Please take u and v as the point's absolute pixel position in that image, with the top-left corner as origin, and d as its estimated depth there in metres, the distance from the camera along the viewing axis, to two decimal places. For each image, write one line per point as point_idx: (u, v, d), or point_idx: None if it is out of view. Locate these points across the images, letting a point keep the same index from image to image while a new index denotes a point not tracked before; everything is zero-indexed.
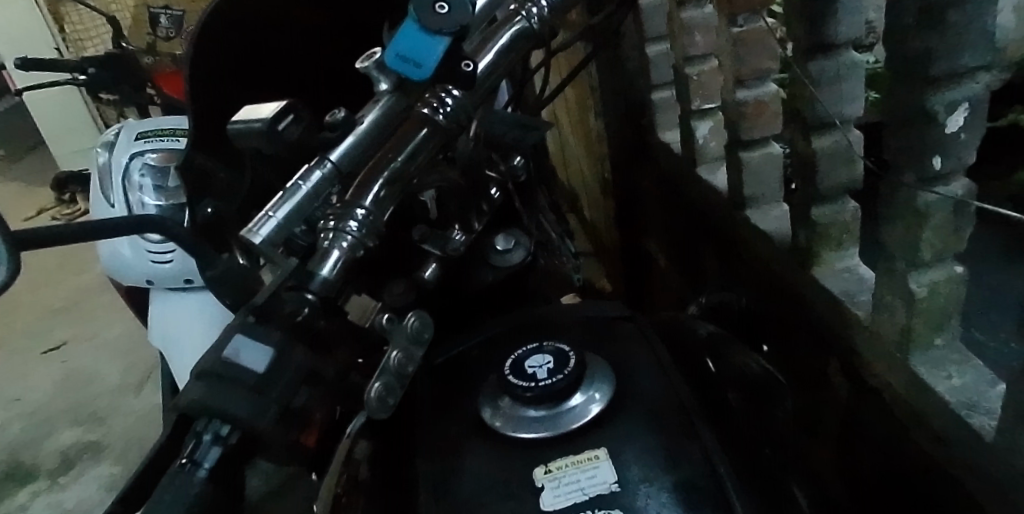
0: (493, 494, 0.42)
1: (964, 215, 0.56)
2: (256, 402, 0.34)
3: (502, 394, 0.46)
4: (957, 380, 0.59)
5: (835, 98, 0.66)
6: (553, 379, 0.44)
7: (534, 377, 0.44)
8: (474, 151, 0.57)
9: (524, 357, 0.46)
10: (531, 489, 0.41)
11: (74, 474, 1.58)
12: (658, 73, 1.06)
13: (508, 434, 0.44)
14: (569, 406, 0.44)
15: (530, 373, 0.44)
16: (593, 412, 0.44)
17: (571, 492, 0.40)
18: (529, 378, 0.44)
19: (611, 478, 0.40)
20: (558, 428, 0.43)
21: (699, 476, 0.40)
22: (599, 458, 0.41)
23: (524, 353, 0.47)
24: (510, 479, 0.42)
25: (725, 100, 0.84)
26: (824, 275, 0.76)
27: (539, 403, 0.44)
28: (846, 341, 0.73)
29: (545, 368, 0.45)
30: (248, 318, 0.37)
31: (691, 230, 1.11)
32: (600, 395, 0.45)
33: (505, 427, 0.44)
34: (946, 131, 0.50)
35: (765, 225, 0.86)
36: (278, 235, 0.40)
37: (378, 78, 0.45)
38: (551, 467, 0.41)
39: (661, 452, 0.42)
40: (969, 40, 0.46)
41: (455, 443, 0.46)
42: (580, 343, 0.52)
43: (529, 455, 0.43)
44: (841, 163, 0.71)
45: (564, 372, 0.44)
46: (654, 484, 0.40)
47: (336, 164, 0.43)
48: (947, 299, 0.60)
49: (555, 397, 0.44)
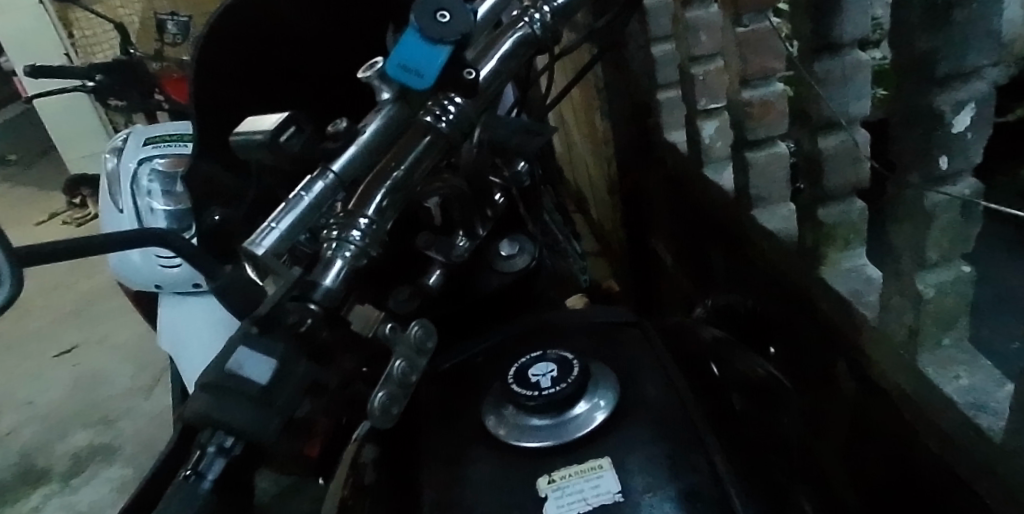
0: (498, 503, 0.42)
1: (973, 216, 0.55)
2: (261, 413, 0.34)
3: (506, 402, 0.46)
4: (964, 380, 0.60)
5: (841, 97, 0.66)
6: (557, 387, 0.43)
7: (537, 386, 0.44)
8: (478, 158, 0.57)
9: (528, 365, 0.46)
10: (535, 498, 0.41)
11: (85, 477, 1.59)
12: (664, 73, 1.06)
13: (512, 443, 0.44)
14: (573, 414, 0.44)
15: (534, 382, 0.44)
16: (598, 419, 0.44)
17: (576, 502, 0.40)
18: (533, 387, 0.44)
19: (615, 488, 0.40)
20: (562, 436, 0.43)
21: (702, 483, 0.40)
22: (603, 467, 0.41)
23: (526, 361, 0.46)
24: (515, 486, 0.42)
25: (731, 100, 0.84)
26: (831, 276, 0.75)
27: (542, 412, 0.44)
28: (854, 342, 0.72)
29: (548, 376, 0.44)
30: (251, 330, 0.37)
31: (699, 231, 1.11)
32: (605, 403, 0.44)
33: (509, 437, 0.44)
34: (953, 131, 0.50)
35: (772, 225, 0.86)
36: (281, 245, 0.39)
37: (379, 88, 0.45)
38: (555, 477, 0.41)
39: (666, 460, 0.42)
40: (976, 40, 0.45)
41: (461, 449, 0.46)
42: (585, 349, 0.52)
43: (532, 464, 0.43)
44: (850, 164, 0.70)
45: (568, 382, 0.44)
46: (661, 494, 0.40)
47: (339, 174, 0.43)
48: (957, 299, 0.60)
49: (559, 406, 0.44)
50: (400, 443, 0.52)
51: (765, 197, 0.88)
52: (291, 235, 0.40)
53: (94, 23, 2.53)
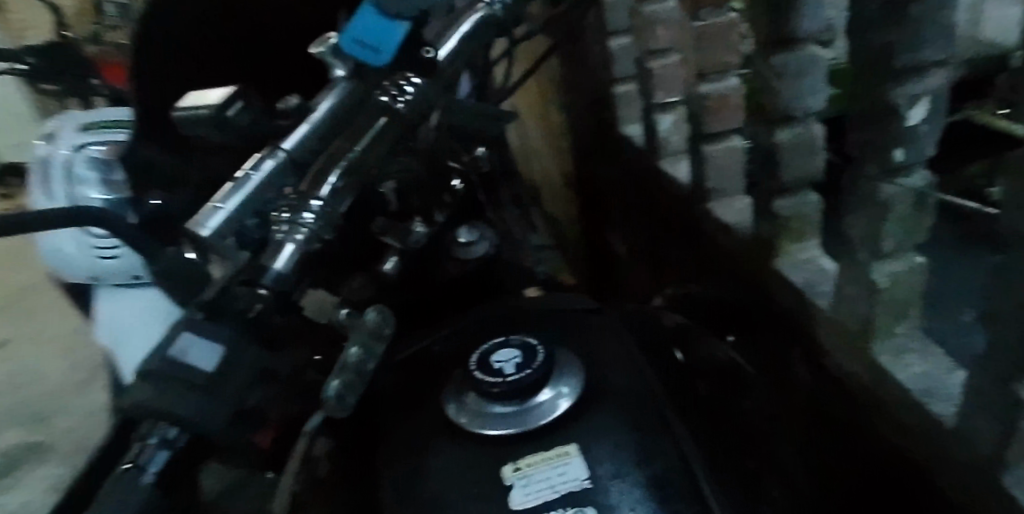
0: (461, 497, 0.40)
1: (925, 206, 0.57)
2: (209, 403, 0.31)
3: (468, 389, 0.45)
4: (917, 369, 0.61)
5: (797, 90, 0.66)
6: (520, 374, 0.42)
7: (500, 372, 0.43)
8: (436, 141, 0.55)
9: (491, 351, 0.45)
10: (501, 487, 0.40)
11: (14, 480, 1.51)
12: (621, 67, 1.07)
13: (475, 431, 0.43)
14: (536, 402, 0.43)
15: (497, 368, 0.43)
16: (563, 406, 0.43)
17: (543, 489, 0.39)
18: (496, 374, 0.43)
19: (583, 475, 0.39)
20: (526, 424, 0.42)
21: (671, 471, 0.39)
22: (571, 454, 0.40)
23: (489, 348, 0.45)
24: (479, 478, 0.41)
25: (688, 94, 0.84)
26: (788, 266, 0.76)
27: (506, 399, 0.43)
28: (809, 330, 0.73)
29: (511, 362, 0.43)
30: (197, 316, 0.34)
31: (653, 224, 1.12)
32: (570, 390, 0.43)
33: (472, 425, 0.43)
34: (907, 123, 0.51)
35: (727, 217, 0.86)
36: (228, 227, 0.37)
37: (333, 64, 0.43)
38: (521, 465, 0.40)
39: (633, 447, 0.41)
40: (930, 34, 0.46)
41: (422, 440, 0.45)
42: (548, 335, 0.50)
43: (494, 453, 0.42)
44: (805, 154, 0.71)
45: (530, 368, 0.42)
46: (629, 482, 0.39)
47: (289, 153, 0.41)
48: (909, 289, 0.61)
49: (522, 393, 0.43)
50: (359, 437, 0.50)
51: (720, 190, 0.89)
52: (235, 215, 0.37)
53: (27, 4, 2.40)
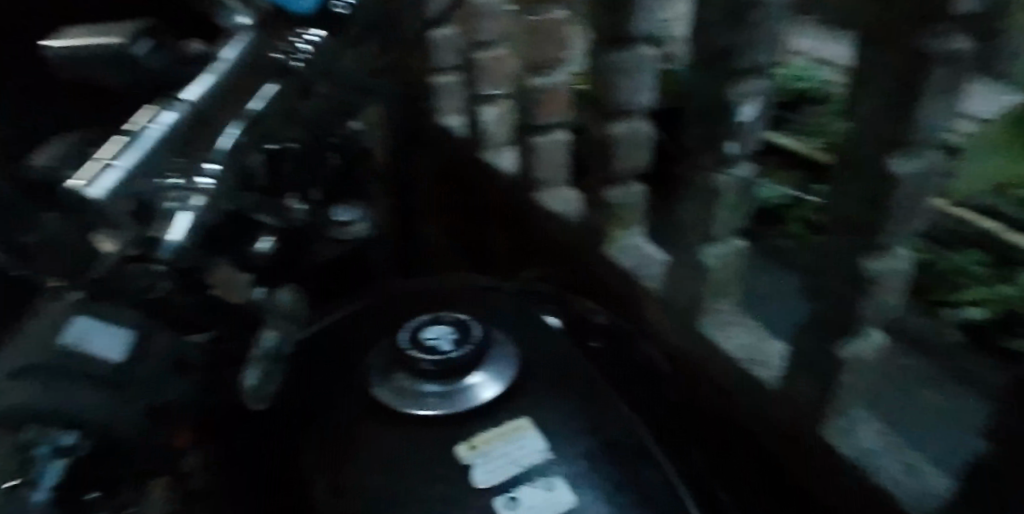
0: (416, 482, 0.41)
1: (747, 196, 0.65)
2: (110, 390, 0.33)
3: (397, 369, 0.45)
4: (739, 338, 0.70)
5: (631, 87, 0.71)
6: (459, 352, 0.44)
7: (438, 350, 0.44)
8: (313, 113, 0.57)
9: (421, 327, 0.46)
10: (459, 468, 0.41)
11: None
12: (442, 57, 1.00)
13: (410, 412, 0.43)
14: (469, 383, 0.44)
15: (433, 346, 0.44)
16: (496, 388, 0.44)
17: (508, 468, 0.41)
18: (432, 352, 0.44)
19: (541, 448, 0.42)
20: (460, 405, 0.43)
21: (605, 441, 0.44)
22: (524, 428, 0.43)
23: (419, 326, 0.46)
24: (425, 460, 0.42)
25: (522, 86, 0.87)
26: (618, 251, 0.83)
27: (441, 378, 0.44)
28: (640, 309, 0.81)
29: (446, 340, 0.45)
30: (78, 296, 0.35)
31: (474, 211, 1.12)
32: (503, 369, 0.45)
33: (407, 406, 0.44)
34: (740, 121, 0.57)
35: (557, 206, 0.91)
36: (123, 190, 0.32)
37: (237, 12, 0.49)
38: (476, 443, 0.42)
39: (573, 420, 0.45)
40: (763, 40, 0.52)
41: (349, 427, 0.44)
42: (462, 311, 0.51)
43: (434, 433, 0.43)
44: (635, 150, 0.76)
45: (471, 347, 0.44)
46: (575, 451, 0.43)
47: (190, 103, 0.39)
48: (730, 270, 0.69)
49: (457, 373, 0.44)
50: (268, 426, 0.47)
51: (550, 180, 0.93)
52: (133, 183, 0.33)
53: None
